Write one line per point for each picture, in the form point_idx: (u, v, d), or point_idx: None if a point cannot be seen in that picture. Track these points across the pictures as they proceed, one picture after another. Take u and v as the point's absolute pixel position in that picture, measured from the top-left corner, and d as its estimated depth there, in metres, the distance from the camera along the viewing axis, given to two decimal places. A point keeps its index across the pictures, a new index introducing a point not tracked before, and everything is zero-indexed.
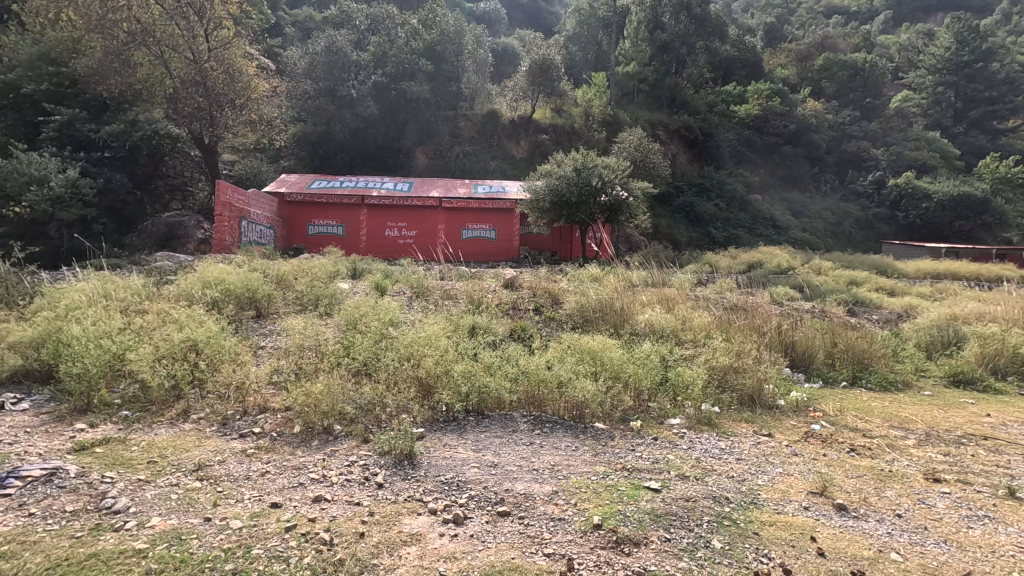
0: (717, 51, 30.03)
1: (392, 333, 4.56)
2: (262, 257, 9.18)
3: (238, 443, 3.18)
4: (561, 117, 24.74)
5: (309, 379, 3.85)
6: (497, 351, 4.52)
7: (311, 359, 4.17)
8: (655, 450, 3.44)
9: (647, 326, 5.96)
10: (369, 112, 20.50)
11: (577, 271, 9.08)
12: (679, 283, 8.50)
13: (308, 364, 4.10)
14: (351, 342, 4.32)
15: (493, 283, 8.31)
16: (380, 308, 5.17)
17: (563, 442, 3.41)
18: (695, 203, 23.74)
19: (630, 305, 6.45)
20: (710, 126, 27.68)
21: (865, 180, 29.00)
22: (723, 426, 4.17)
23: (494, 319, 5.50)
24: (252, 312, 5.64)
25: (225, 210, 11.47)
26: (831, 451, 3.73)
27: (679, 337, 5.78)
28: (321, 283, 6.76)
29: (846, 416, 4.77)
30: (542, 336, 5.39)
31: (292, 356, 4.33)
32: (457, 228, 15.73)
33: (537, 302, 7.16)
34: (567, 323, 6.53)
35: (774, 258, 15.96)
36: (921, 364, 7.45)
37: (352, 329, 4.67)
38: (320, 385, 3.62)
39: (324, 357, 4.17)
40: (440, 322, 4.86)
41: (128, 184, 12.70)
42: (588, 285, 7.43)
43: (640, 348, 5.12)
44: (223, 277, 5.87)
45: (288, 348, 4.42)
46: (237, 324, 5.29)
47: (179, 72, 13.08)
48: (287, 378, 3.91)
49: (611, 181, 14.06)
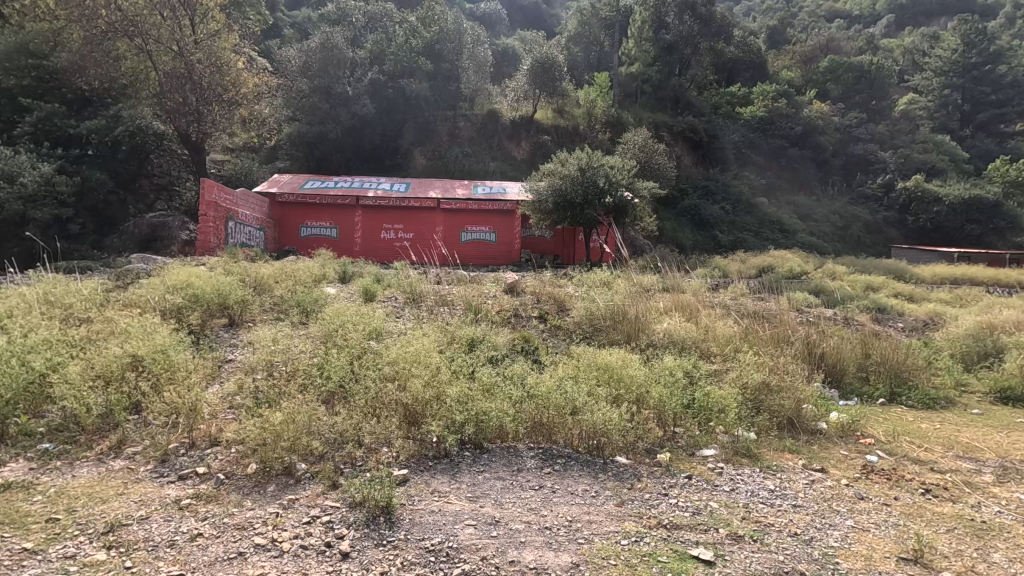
0: (721, 52, 29.51)
1: (376, 347, 3.91)
2: (245, 258, 8.55)
3: (173, 490, 2.53)
4: (563, 117, 24.18)
5: (274, 404, 3.20)
6: (499, 368, 3.86)
7: (281, 378, 3.54)
8: (695, 496, 2.80)
9: (666, 338, 5.31)
10: (365, 111, 19.92)
11: (583, 275, 8.47)
12: (693, 288, 7.89)
13: (276, 385, 3.46)
14: (326, 357, 3.69)
15: (494, 287, 7.70)
16: (364, 316, 4.54)
17: (580, 487, 2.78)
18: (700, 206, 23.17)
19: (647, 314, 5.80)
20: (715, 127, 27.14)
21: (873, 184, 28.38)
22: (765, 459, 3.54)
23: (494, 330, 4.86)
24: (223, 320, 5.03)
25: (210, 210, 10.83)
26: (903, 494, 3.09)
27: (703, 350, 5.13)
28: (304, 287, 6.13)
29: (902, 443, 4.13)
30: (548, 348, 4.75)
31: (258, 374, 3.67)
32: (456, 230, 15.10)
33: (541, 309, 6.53)
34: (574, 333, 5.89)
35: (785, 263, 15.35)
36: (962, 378, 6.78)
37: (330, 342, 4.03)
38: (284, 410, 2.98)
39: (296, 375, 3.53)
40: (433, 333, 4.23)
41: (109, 182, 12.05)
42: (597, 291, 6.80)
43: (661, 362, 4.47)
44: (189, 281, 5.24)
45: (253, 364, 3.76)
46: (201, 337, 4.65)
47: (166, 66, 12.38)
48: (249, 399, 3.27)
49: (617, 182, 13.44)
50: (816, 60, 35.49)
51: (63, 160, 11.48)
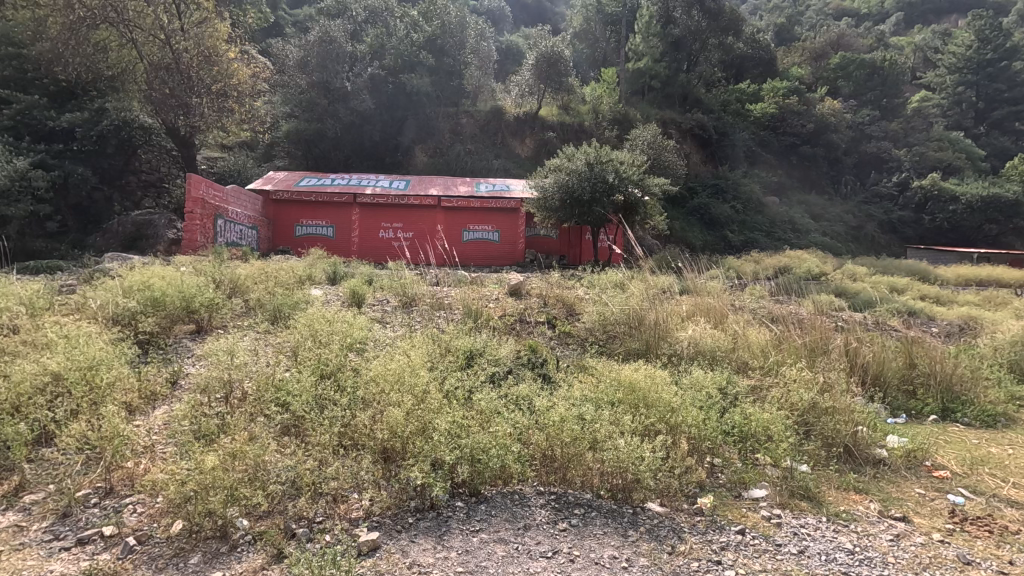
0: (730, 48, 28.77)
1: (353, 361, 3.24)
2: (228, 257, 7.95)
3: (64, 566, 1.91)
4: (569, 114, 23.52)
5: (218, 437, 2.55)
6: (501, 388, 3.21)
7: (235, 405, 2.90)
8: (757, 566, 2.16)
9: (691, 348, 4.64)
10: (364, 106, 19.34)
11: (594, 276, 7.81)
12: (713, 288, 7.20)
13: (227, 412, 2.82)
14: (292, 373, 3.04)
15: (496, 289, 7.01)
16: (345, 322, 3.87)
17: (606, 552, 2.14)
18: (710, 205, 22.47)
19: (668, 321, 5.14)
20: (724, 125, 26.45)
21: (888, 182, 27.57)
22: (829, 502, 2.87)
23: (495, 339, 4.23)
24: (189, 328, 4.44)
25: (197, 207, 10.20)
26: (1017, 557, 2.41)
27: (736, 362, 4.46)
28: (285, 290, 5.50)
29: (984, 477, 3.45)
30: (559, 360, 4.09)
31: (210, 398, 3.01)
32: (457, 229, 14.45)
33: (549, 314, 5.87)
34: (587, 341, 5.24)
35: (802, 263, 14.62)
36: (1018, 392, 6.05)
37: (301, 353, 3.39)
38: (226, 449, 2.34)
39: (252, 402, 2.88)
40: (425, 345, 3.57)
41: (92, 178, 11.45)
42: (610, 293, 6.15)
43: (691, 378, 3.80)
44: (147, 282, 4.59)
45: (201, 382, 3.13)
46: (156, 350, 4.00)
47: (152, 56, 12.04)
48: (190, 432, 2.62)
49: (627, 178, 12.79)
50: (827, 57, 34.68)
51: (42, 154, 10.88)
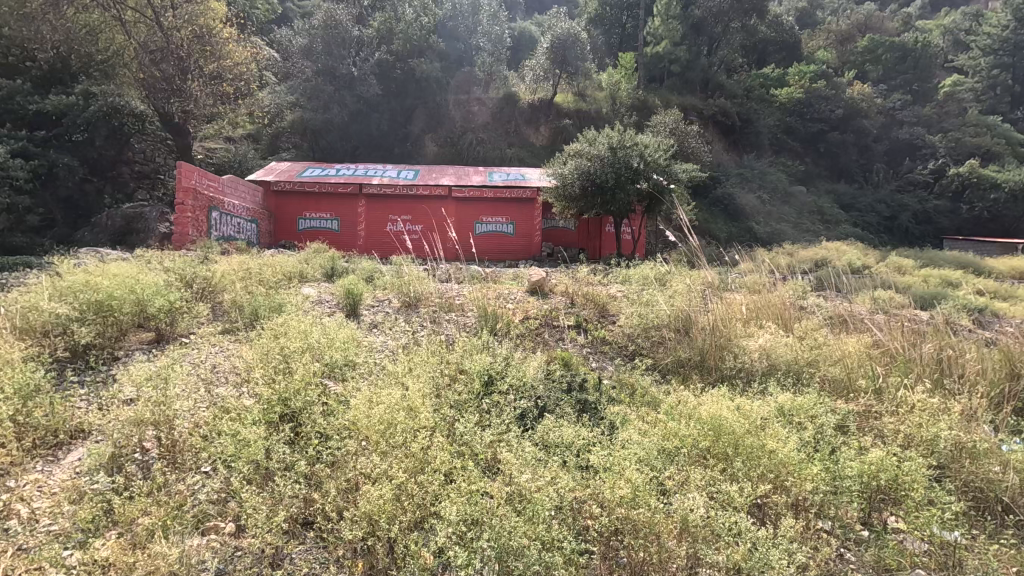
0: (753, 31, 27.50)
1: (328, 395, 2.33)
2: (217, 252, 7.12)
3: None
4: (585, 100, 22.47)
5: (106, 529, 1.70)
6: (534, 433, 2.31)
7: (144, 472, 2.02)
8: None
9: (764, 362, 3.69)
10: (371, 93, 18.56)
11: (625, 271, 6.84)
12: (761, 282, 6.19)
13: (132, 484, 1.94)
14: (233, 414, 2.14)
15: (515, 286, 6.09)
16: (326, 332, 2.95)
17: None
18: (735, 194, 21.37)
19: (730, 328, 4.20)
20: (748, 111, 25.27)
21: (923, 170, 26.07)
22: None
23: (515, 350, 3.39)
24: (148, 334, 3.69)
25: (189, 198, 9.39)
26: None
27: (818, 375, 3.52)
28: (268, 289, 4.67)
29: None
30: (598, 377, 3.25)
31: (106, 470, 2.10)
32: (469, 221, 13.51)
33: (579, 315, 4.94)
34: (627, 350, 4.33)
35: (842, 256, 13.43)
36: None
37: (263, 367, 2.52)
38: (100, 567, 1.49)
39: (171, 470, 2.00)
40: (426, 367, 2.64)
41: (79, 169, 10.77)
42: (649, 292, 5.25)
43: (776, 401, 2.87)
44: (91, 279, 3.72)
45: (106, 424, 2.28)
46: (81, 372, 3.17)
47: (142, 37, 11.62)
48: (61, 525, 1.74)
49: (653, 163, 11.80)
50: (854, 40, 33.20)
51: (24, 142, 10.18)
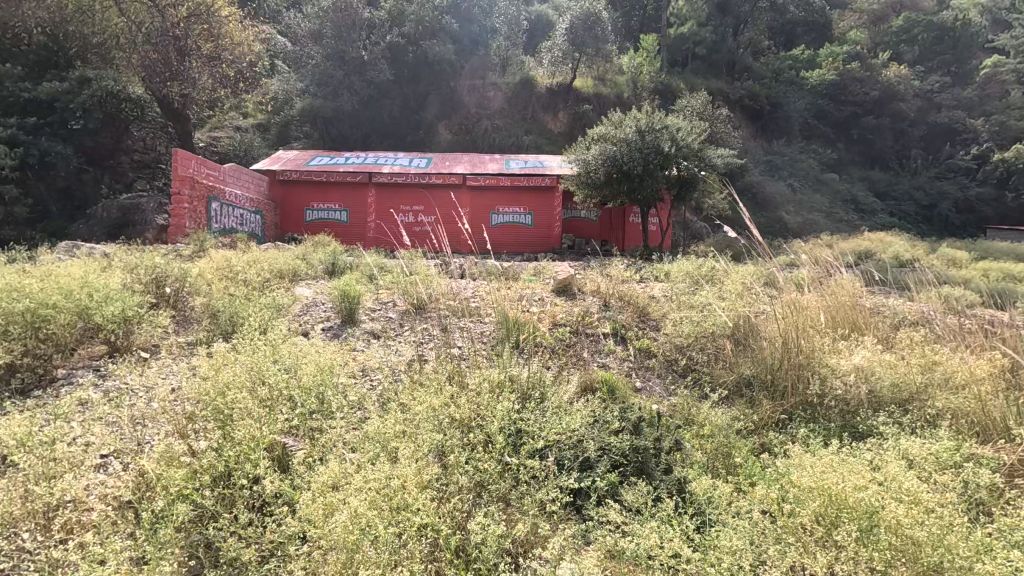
0: (781, 10, 26.48)
1: (280, 474, 1.66)
2: (211, 245, 6.53)
3: None
4: (605, 84, 21.48)
5: None
6: (587, 537, 1.55)
7: None
8: None
9: (860, 386, 2.87)
10: (382, 78, 17.75)
11: (663, 265, 6.09)
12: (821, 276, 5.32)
13: None
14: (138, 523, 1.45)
15: (539, 284, 5.35)
16: (301, 358, 2.23)
17: None
18: (763, 182, 20.30)
19: (809, 339, 3.36)
20: (776, 95, 24.18)
21: (964, 155, 24.59)
22: None
23: (544, 372, 2.62)
24: (98, 349, 2.98)
25: (186, 187, 8.71)
26: None
27: (936, 409, 2.68)
28: (252, 291, 3.97)
29: None
30: (650, 405, 2.51)
31: None
32: (485, 211, 12.75)
33: (615, 321, 4.12)
34: (677, 365, 3.53)
35: (888, 247, 12.42)
36: None
37: (210, 417, 1.83)
38: None
39: None
40: (429, 417, 1.91)
41: (73, 158, 10.20)
42: (696, 292, 4.44)
43: (908, 450, 2.06)
44: (22, 283, 3.02)
45: None
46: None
47: (140, 18, 11.04)
48: None
49: (683, 147, 10.89)
50: (888, 19, 31.86)
51: (13, 129, 9.60)
